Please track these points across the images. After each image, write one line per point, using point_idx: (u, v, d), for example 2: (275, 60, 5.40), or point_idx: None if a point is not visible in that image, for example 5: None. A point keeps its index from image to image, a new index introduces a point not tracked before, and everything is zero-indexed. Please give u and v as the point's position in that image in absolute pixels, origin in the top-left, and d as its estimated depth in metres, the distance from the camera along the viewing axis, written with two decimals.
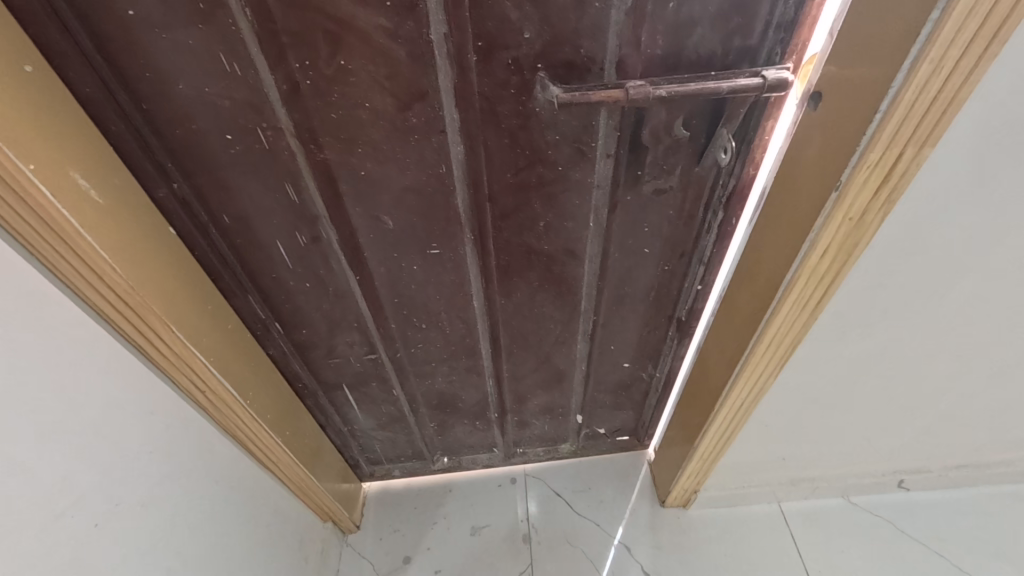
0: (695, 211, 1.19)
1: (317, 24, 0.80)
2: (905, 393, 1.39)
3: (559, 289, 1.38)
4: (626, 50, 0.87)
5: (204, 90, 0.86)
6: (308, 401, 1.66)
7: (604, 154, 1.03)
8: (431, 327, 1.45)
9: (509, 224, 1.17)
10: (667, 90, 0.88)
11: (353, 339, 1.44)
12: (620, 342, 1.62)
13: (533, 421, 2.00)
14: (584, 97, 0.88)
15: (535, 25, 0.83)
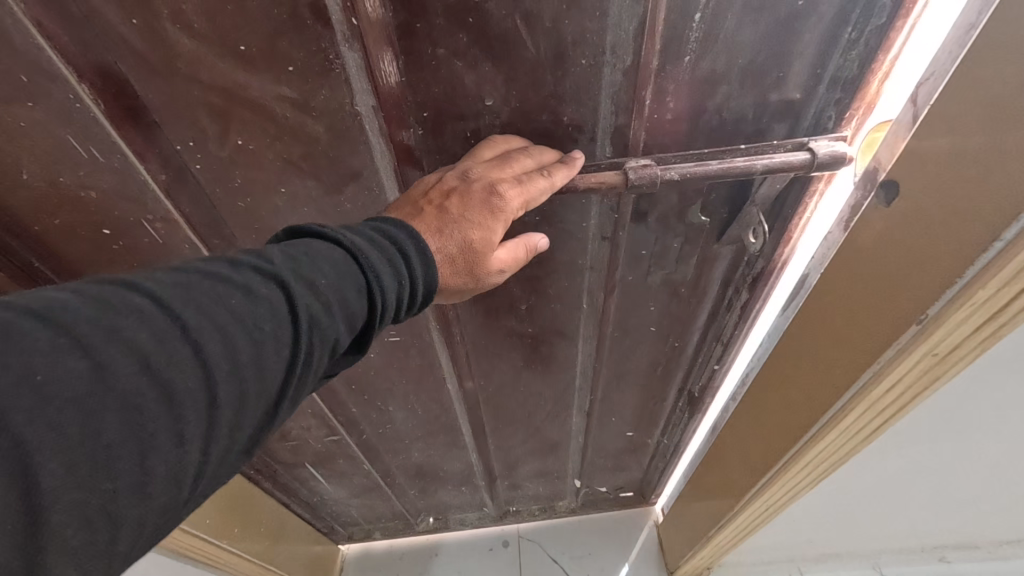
0: (712, 289, 0.96)
1: (194, 95, 0.57)
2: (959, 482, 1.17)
3: (548, 368, 1.16)
4: (624, 117, 0.65)
5: (56, 179, 0.62)
6: (266, 481, 1.45)
7: (599, 235, 0.81)
8: (400, 408, 1.23)
9: (482, 307, 0.95)
10: (679, 172, 0.65)
11: (309, 424, 1.23)
12: (622, 414, 1.40)
13: (526, 484, 1.79)
14: (571, 184, 0.66)
15: (498, 88, 0.61)
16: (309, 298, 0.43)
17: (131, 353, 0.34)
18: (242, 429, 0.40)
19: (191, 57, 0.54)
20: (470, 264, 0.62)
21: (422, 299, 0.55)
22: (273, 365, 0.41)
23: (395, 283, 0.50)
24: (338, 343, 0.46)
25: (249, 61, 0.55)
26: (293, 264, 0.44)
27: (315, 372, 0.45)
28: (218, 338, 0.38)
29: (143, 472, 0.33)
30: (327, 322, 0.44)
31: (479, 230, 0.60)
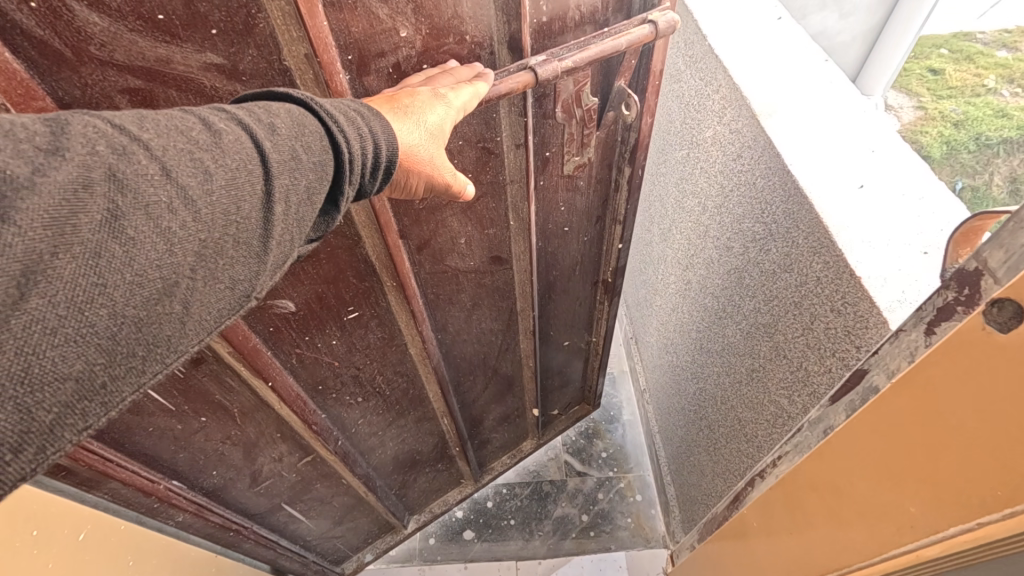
0: (602, 173, 1.14)
1: (114, 83, 0.54)
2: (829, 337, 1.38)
3: (493, 300, 1.25)
4: (517, 25, 0.75)
5: None
6: (243, 544, 1.32)
7: (513, 144, 0.92)
8: (368, 395, 1.22)
9: (427, 252, 1.00)
10: (573, 59, 0.80)
11: (280, 451, 1.16)
12: (559, 325, 1.56)
13: (495, 437, 1.87)
14: (493, 91, 0.76)
15: (410, 17, 0.66)
16: (276, 139, 0.47)
17: (103, 165, 0.37)
18: (228, 256, 0.45)
19: (104, 37, 0.51)
20: (427, 158, 0.66)
21: (386, 168, 0.58)
22: (248, 198, 0.45)
23: (355, 139, 0.54)
24: (310, 188, 0.50)
25: (169, 31, 0.53)
26: (252, 111, 0.48)
27: (297, 215, 0.50)
28: (192, 162, 0.42)
29: (132, 278, 0.37)
30: (298, 164, 0.48)
31: (438, 117, 0.65)
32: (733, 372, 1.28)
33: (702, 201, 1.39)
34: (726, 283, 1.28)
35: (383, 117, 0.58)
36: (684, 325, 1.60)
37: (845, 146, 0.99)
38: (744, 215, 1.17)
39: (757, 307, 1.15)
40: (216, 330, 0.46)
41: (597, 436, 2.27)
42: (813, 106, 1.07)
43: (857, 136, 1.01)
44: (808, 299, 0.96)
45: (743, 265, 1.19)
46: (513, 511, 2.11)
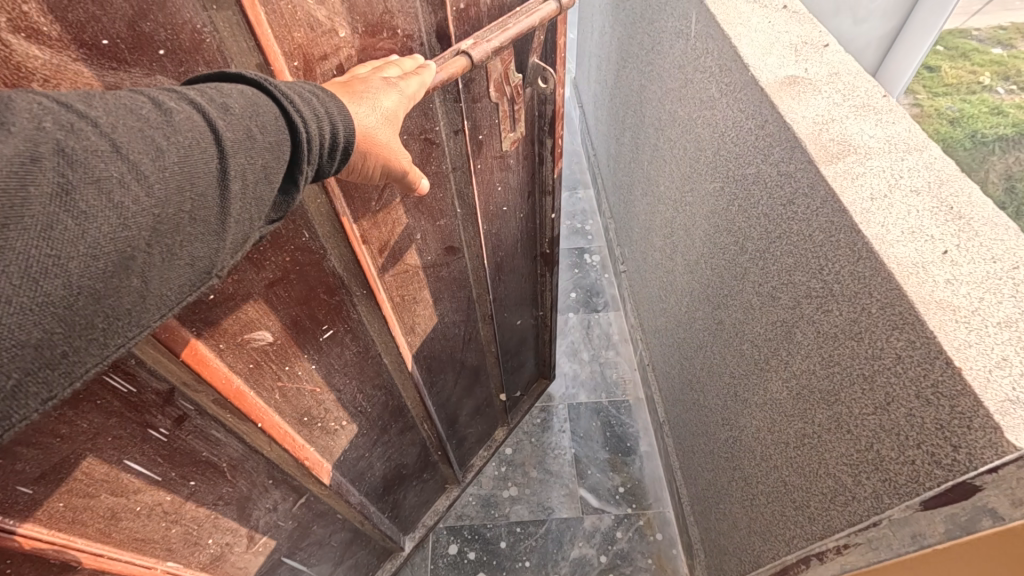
0: (529, 150, 1.20)
1: None
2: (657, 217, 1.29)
3: (454, 295, 1.19)
4: (441, 14, 0.80)
5: None
6: None
7: (452, 131, 0.93)
8: (351, 417, 1.04)
9: (387, 254, 0.92)
10: (498, 40, 0.85)
11: (274, 500, 0.95)
12: (511, 305, 1.45)
13: (472, 432, 1.55)
14: (437, 81, 0.75)
15: (346, 17, 0.67)
16: (230, 118, 0.45)
17: (49, 139, 0.35)
18: (188, 231, 0.43)
19: (46, 71, 0.47)
20: (387, 143, 0.63)
21: (345, 149, 0.55)
22: (200, 165, 0.43)
23: (312, 121, 0.51)
24: (267, 167, 0.47)
25: (116, 56, 0.50)
26: (204, 92, 0.45)
27: (254, 194, 0.47)
28: (144, 139, 0.40)
29: (87, 253, 0.36)
30: (252, 141, 0.46)
31: (396, 103, 0.64)
32: (714, 394, 1.02)
33: (677, 184, 1.12)
34: (716, 262, 0.96)
35: (339, 101, 0.55)
36: (651, 340, 1.49)
37: (846, 129, 0.71)
38: (706, 195, 0.98)
39: (756, 326, 0.83)
40: (178, 307, 0.46)
41: (612, 468, 1.64)
42: (828, 57, 0.81)
43: (858, 105, 0.74)
44: (794, 294, 0.73)
45: (726, 238, 0.92)
46: (528, 551, 1.51)
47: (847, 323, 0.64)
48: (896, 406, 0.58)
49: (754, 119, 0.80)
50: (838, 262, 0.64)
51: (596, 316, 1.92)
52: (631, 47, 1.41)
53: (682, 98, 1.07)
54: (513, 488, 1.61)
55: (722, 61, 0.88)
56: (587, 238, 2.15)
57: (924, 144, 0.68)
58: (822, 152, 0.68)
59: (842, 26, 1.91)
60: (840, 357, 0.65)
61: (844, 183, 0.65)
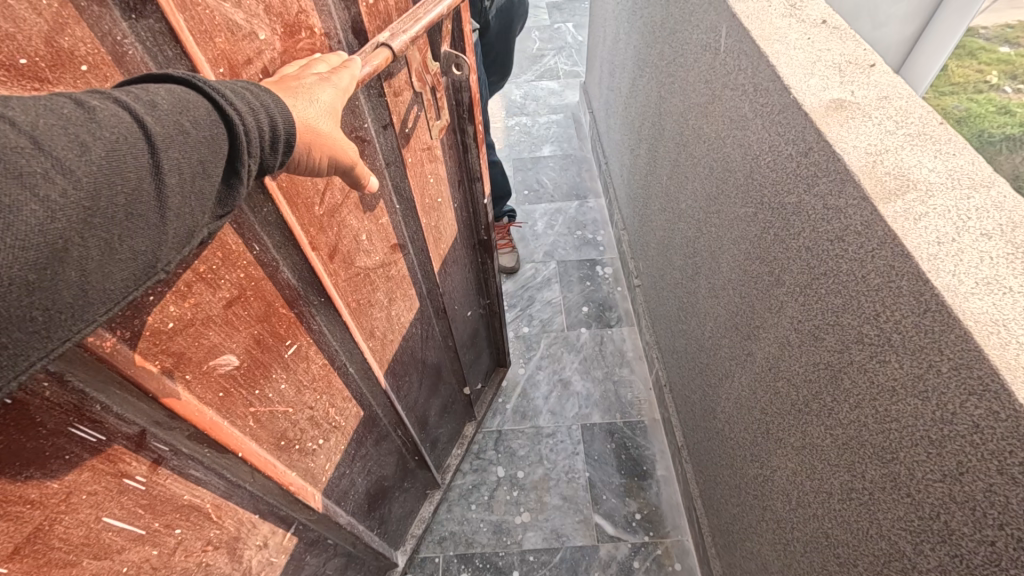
0: (455, 139, 1.03)
1: None
2: (680, 234, 1.23)
3: (414, 306, 1.06)
4: (356, 9, 0.67)
5: None
6: None
7: (381, 126, 0.77)
8: (328, 434, 0.91)
9: (337, 258, 0.78)
10: (415, 28, 0.71)
11: (264, 534, 0.84)
12: (459, 298, 1.29)
13: (443, 432, 1.41)
14: (364, 77, 0.64)
15: (265, 18, 0.55)
16: (158, 113, 0.40)
17: None
18: (127, 224, 0.39)
19: None
20: (332, 135, 0.56)
21: (287, 141, 0.49)
22: (130, 156, 0.38)
23: (248, 112, 0.46)
24: (203, 161, 0.43)
25: (39, 76, 0.39)
26: (128, 90, 0.40)
27: (194, 188, 0.43)
28: (66, 136, 0.35)
29: (11, 245, 0.32)
30: (180, 137, 0.41)
31: (333, 93, 0.56)
32: (738, 424, 1.00)
33: (703, 208, 1.07)
34: (750, 291, 0.90)
35: (275, 95, 0.50)
36: (669, 360, 1.45)
37: (903, 160, 0.65)
38: (738, 220, 0.92)
39: (793, 364, 0.78)
40: (125, 303, 0.40)
41: (627, 493, 1.47)
42: (874, 80, 0.76)
43: (913, 133, 0.68)
44: (842, 336, 0.67)
45: (757, 260, 0.86)
46: None
47: (910, 378, 0.57)
48: (972, 478, 0.51)
49: (795, 145, 0.75)
50: (898, 309, 0.58)
51: (610, 331, 1.82)
52: (651, 57, 1.36)
53: (709, 115, 1.02)
54: (526, 514, 1.44)
55: (757, 77, 0.84)
56: (599, 249, 2.07)
57: (990, 178, 0.62)
58: (878, 187, 0.62)
59: (863, 31, 1.84)
60: (901, 415, 0.59)
61: (905, 224, 0.58)
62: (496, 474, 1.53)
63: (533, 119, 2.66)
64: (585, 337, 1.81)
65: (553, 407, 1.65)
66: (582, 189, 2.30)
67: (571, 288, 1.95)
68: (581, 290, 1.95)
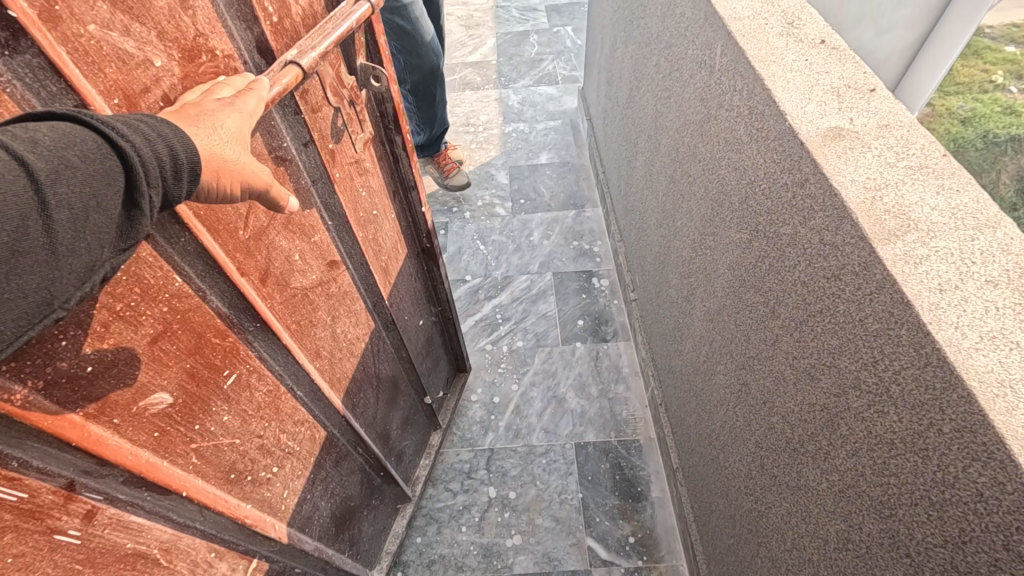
0: (385, 151, 1.00)
1: None
2: (677, 254, 1.20)
3: (364, 323, 1.04)
4: (259, 29, 0.65)
5: None
6: None
7: (300, 143, 0.75)
8: (282, 461, 0.88)
9: (269, 282, 0.76)
10: (321, 45, 0.69)
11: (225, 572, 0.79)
12: (408, 307, 1.26)
13: (408, 444, 1.39)
14: (273, 98, 0.62)
15: (158, 44, 0.53)
16: (40, 149, 0.40)
17: None
18: (16, 262, 0.39)
19: None
20: (240, 160, 0.55)
21: (191, 170, 0.49)
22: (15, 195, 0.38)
23: (143, 142, 0.45)
24: (97, 195, 0.43)
25: None
26: (5, 129, 0.40)
27: (88, 223, 0.43)
28: None
29: None
30: (65, 173, 0.41)
31: (236, 117, 0.55)
32: (734, 455, 0.97)
33: (699, 229, 1.05)
34: (744, 321, 0.88)
35: (173, 124, 0.49)
36: (664, 378, 1.43)
37: (904, 196, 0.63)
38: (734, 243, 0.89)
39: (788, 401, 0.76)
40: (21, 341, 0.40)
41: (621, 515, 1.45)
42: (875, 105, 0.74)
43: (914, 166, 0.66)
44: (839, 380, 0.65)
45: (752, 290, 0.84)
46: None
47: (909, 434, 0.55)
48: (976, 549, 0.49)
49: (791, 174, 0.72)
50: (897, 360, 0.55)
51: (605, 346, 1.80)
52: (647, 69, 1.33)
53: (704, 135, 0.99)
54: (517, 537, 1.42)
55: (753, 100, 0.81)
56: (595, 260, 2.04)
57: (997, 219, 0.60)
58: (876, 227, 0.59)
59: (861, 38, 1.80)
60: (900, 470, 0.56)
61: (906, 268, 0.56)
62: (488, 495, 1.50)
63: (530, 126, 2.64)
64: (581, 351, 1.79)
65: (546, 426, 1.62)
66: (579, 198, 2.28)
67: (567, 301, 1.93)
68: (578, 302, 1.92)
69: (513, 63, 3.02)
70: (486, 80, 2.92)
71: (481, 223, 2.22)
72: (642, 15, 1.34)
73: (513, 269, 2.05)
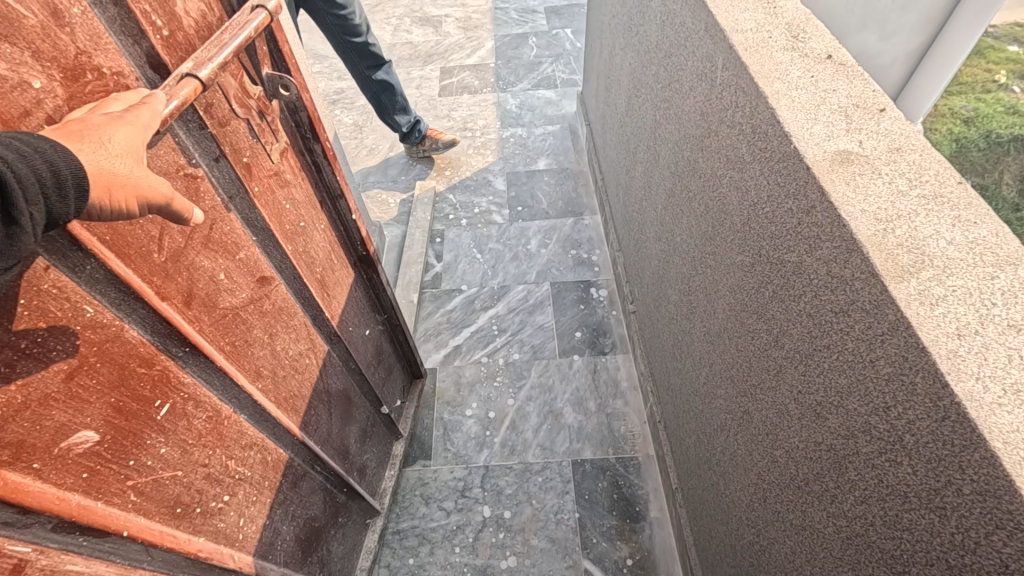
0: (306, 161, 0.97)
1: None
2: (675, 270, 1.18)
3: (306, 338, 1.02)
4: (148, 43, 0.63)
5: None
6: None
7: (211, 158, 0.73)
8: (234, 488, 0.86)
9: (196, 304, 0.74)
10: (217, 55, 0.66)
11: None
12: (353, 318, 1.22)
13: (370, 457, 1.37)
14: (171, 111, 0.60)
15: (31, 64, 0.50)
16: None
17: None
18: None
19: None
20: (134, 175, 0.53)
21: (77, 186, 0.47)
22: None
23: (19, 159, 0.44)
24: None
25: None
26: None
27: None
28: None
29: None
30: None
31: (128, 132, 0.53)
32: (736, 485, 0.95)
33: (699, 246, 1.02)
34: (746, 347, 0.85)
35: (54, 140, 0.47)
36: (663, 396, 1.41)
37: (917, 229, 0.60)
38: (739, 266, 0.86)
39: (792, 437, 0.74)
40: None
41: (619, 536, 1.42)
42: (885, 127, 0.72)
43: (928, 196, 0.64)
44: (848, 422, 0.62)
45: (754, 318, 0.82)
46: None
47: (925, 490, 0.52)
48: None
49: (796, 201, 0.70)
50: (911, 409, 0.53)
51: (604, 359, 1.77)
52: (646, 76, 1.31)
53: (704, 149, 0.97)
54: (512, 558, 1.39)
55: (756, 119, 0.79)
56: (594, 270, 2.02)
57: (1017, 255, 0.56)
58: (888, 264, 0.57)
59: (865, 42, 1.75)
60: (914, 525, 0.54)
61: (921, 310, 0.53)
62: (483, 514, 1.47)
63: (528, 131, 2.61)
64: (579, 363, 1.77)
65: (543, 442, 1.60)
66: (578, 206, 2.25)
67: (565, 312, 1.91)
68: (575, 313, 1.90)
69: (511, 66, 2.99)
70: (484, 83, 2.89)
71: (478, 231, 2.19)
72: (642, 21, 1.31)
73: (509, 278, 2.03)
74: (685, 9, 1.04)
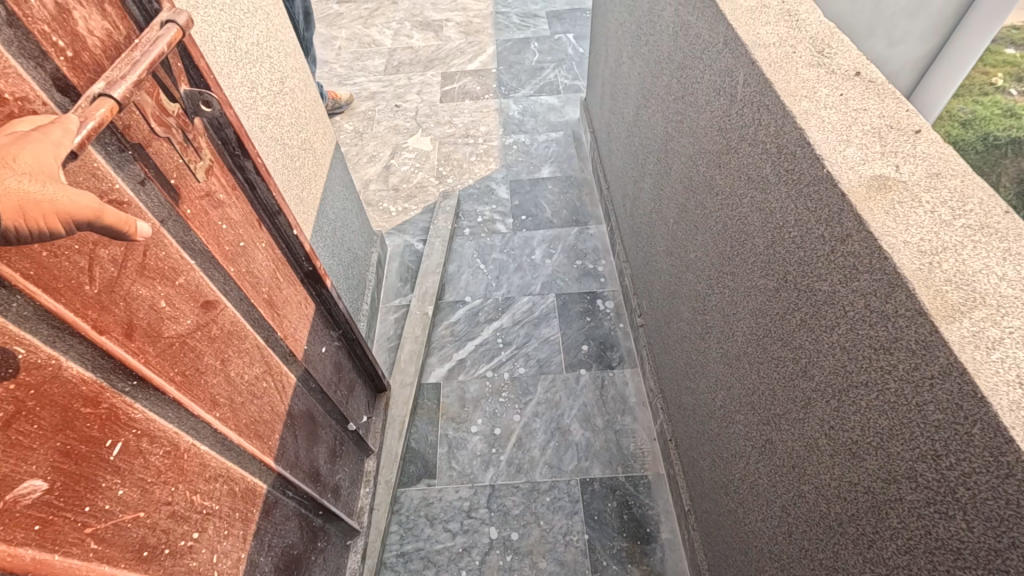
0: (236, 178, 0.94)
1: None
2: (688, 287, 1.17)
3: (260, 360, 1.00)
4: (53, 65, 0.60)
5: None
6: None
7: (135, 182, 0.70)
8: (203, 524, 0.82)
9: (138, 334, 0.71)
10: (129, 75, 0.64)
11: None
12: (308, 335, 1.20)
13: (344, 476, 1.34)
14: (88, 132, 0.57)
15: None
16: None
17: None
18: None
19: None
20: (50, 192, 0.48)
21: None
22: None
23: None
24: None
25: None
26: None
27: None
28: None
29: None
30: None
31: (31, 154, 0.49)
32: (758, 515, 0.93)
33: (716, 266, 1.00)
34: (771, 375, 0.83)
35: None
36: (674, 414, 1.39)
37: (966, 263, 0.58)
38: (762, 290, 0.84)
39: (826, 474, 0.72)
40: None
41: (630, 559, 1.39)
42: (923, 150, 0.69)
43: (975, 227, 0.61)
44: (889, 465, 0.61)
45: (781, 347, 0.80)
46: None
47: (982, 549, 0.50)
48: None
49: (829, 227, 0.68)
50: (965, 461, 0.51)
51: (612, 373, 1.75)
52: (657, 87, 1.29)
53: (722, 166, 0.95)
54: None
55: (783, 139, 0.76)
56: (600, 281, 2.00)
57: None
58: (937, 302, 0.54)
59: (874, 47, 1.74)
60: None
61: (977, 355, 0.50)
62: (489, 536, 1.45)
63: (531, 138, 2.59)
64: (586, 378, 1.74)
65: (550, 460, 1.57)
66: (583, 214, 2.23)
67: (571, 325, 1.88)
68: (581, 326, 1.88)
69: (513, 72, 2.97)
70: (485, 89, 2.87)
71: (481, 240, 2.17)
72: (652, 31, 1.29)
73: (514, 290, 2.00)
74: (701, 21, 1.02)
